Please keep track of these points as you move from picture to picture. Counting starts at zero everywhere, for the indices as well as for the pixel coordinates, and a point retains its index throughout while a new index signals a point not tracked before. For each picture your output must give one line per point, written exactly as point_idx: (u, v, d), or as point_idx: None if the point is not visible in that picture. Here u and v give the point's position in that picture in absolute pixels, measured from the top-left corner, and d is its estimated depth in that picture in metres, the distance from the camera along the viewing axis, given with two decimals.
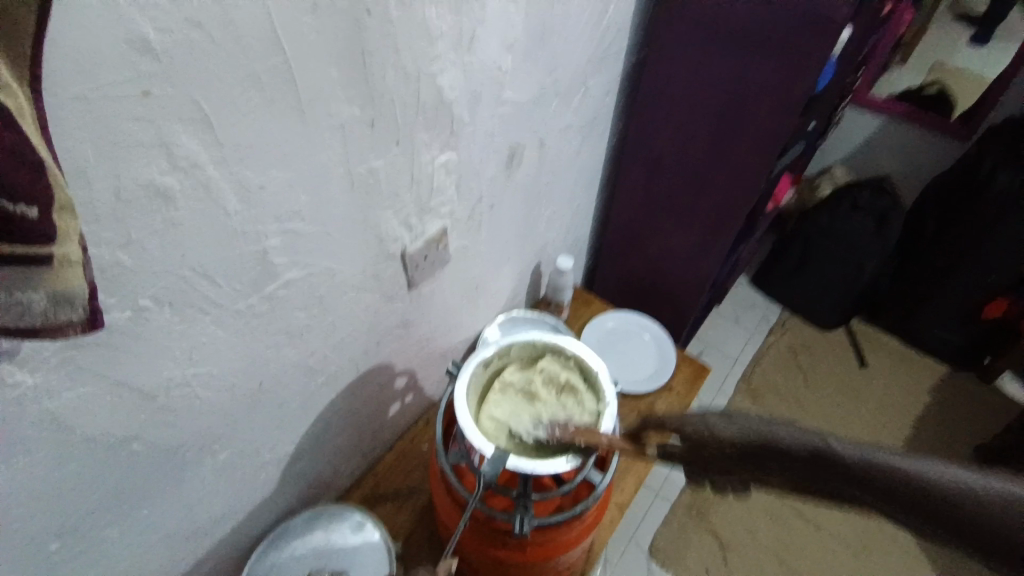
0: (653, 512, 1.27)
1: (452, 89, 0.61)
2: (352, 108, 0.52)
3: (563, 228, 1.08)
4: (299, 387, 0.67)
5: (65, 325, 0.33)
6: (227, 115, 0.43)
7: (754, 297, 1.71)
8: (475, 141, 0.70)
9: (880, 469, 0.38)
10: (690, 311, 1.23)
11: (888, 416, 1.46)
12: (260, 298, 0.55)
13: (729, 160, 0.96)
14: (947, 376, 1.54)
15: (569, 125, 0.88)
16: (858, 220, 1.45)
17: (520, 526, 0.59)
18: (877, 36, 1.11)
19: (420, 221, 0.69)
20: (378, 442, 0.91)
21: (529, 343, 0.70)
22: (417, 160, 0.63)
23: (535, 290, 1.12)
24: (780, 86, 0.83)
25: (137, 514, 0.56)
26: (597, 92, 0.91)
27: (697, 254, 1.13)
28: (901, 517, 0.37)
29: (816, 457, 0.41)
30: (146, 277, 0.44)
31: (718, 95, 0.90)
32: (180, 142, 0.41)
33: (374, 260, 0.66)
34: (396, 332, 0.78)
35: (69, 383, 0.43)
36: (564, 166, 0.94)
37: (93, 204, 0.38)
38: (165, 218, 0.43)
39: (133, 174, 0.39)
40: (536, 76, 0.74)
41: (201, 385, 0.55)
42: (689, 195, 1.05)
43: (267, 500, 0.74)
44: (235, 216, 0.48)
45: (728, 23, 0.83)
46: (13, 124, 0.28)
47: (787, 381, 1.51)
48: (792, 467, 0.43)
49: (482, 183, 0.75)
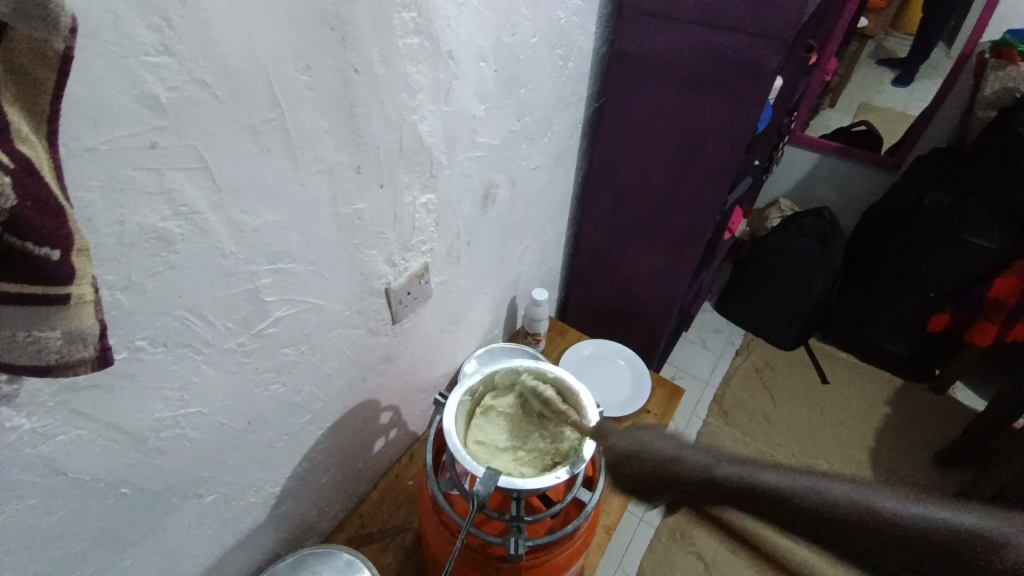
0: (637, 539, 1.28)
1: (431, 134, 0.66)
2: (340, 153, 0.55)
3: (535, 261, 1.13)
4: (286, 424, 0.68)
5: (77, 362, 0.35)
6: (224, 162, 0.46)
7: (719, 322, 1.79)
8: (453, 182, 0.74)
9: (787, 495, 0.39)
10: (660, 335, 1.28)
11: (851, 428, 1.53)
12: (251, 337, 0.57)
13: (685, 191, 1.03)
14: (903, 388, 1.63)
15: (538, 165, 0.94)
16: (806, 244, 1.55)
17: (514, 547, 0.60)
18: (808, 81, 1.24)
19: (402, 258, 0.72)
20: (362, 481, 0.90)
21: (512, 369, 0.73)
22: (399, 201, 0.66)
23: (511, 322, 1.15)
24: (726, 124, 0.92)
25: (121, 562, 0.55)
26: (562, 134, 0.98)
27: (662, 280, 1.19)
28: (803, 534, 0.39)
29: (752, 490, 0.41)
30: (144, 318, 0.46)
31: (672, 132, 0.98)
32: (181, 189, 0.44)
33: (359, 296, 0.68)
34: (380, 367, 0.80)
35: (64, 426, 0.43)
36: (535, 203, 1.00)
37: (98, 248, 0.40)
38: (164, 260, 0.45)
39: (137, 220, 0.42)
40: (507, 120, 0.79)
41: (191, 425, 0.55)
42: (652, 224, 1.12)
43: (252, 545, 0.73)
44: (229, 256, 0.50)
45: (676, 69, 0.91)
46: (39, 176, 0.30)
47: (755, 400, 1.57)
48: (732, 494, 0.42)
49: (459, 221, 0.80)
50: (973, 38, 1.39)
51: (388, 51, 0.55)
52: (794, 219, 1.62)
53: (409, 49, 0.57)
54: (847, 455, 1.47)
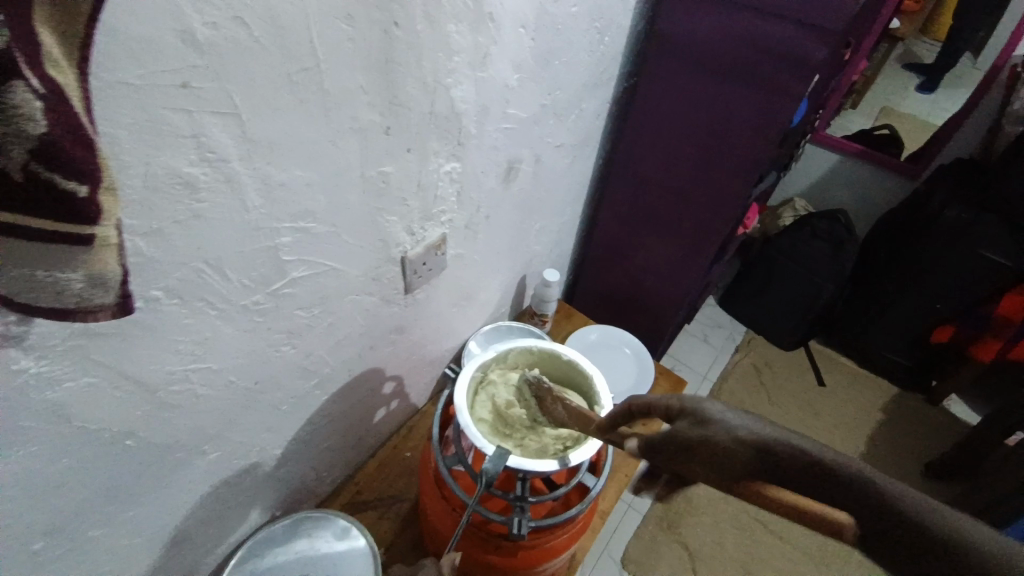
0: (625, 525, 1.29)
1: (464, 101, 0.63)
2: (372, 112, 0.53)
3: (549, 241, 1.11)
4: (293, 388, 0.66)
5: (97, 308, 0.33)
6: (256, 109, 0.43)
7: (721, 317, 1.78)
8: (479, 153, 0.72)
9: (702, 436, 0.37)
10: (666, 326, 1.27)
11: (844, 434, 1.54)
12: (267, 296, 0.55)
13: (708, 183, 1.01)
14: (897, 397, 1.64)
15: (563, 143, 0.92)
16: (818, 247, 1.54)
17: (517, 527, 0.60)
18: (839, 79, 1.21)
19: (422, 228, 0.70)
20: (361, 448, 0.90)
21: (525, 350, 0.72)
22: (426, 167, 0.64)
23: (520, 301, 1.14)
24: (760, 117, 0.88)
25: (123, 514, 0.54)
26: (590, 112, 0.95)
27: (675, 271, 1.17)
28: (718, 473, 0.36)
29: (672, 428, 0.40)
30: (163, 267, 0.44)
31: (701, 118, 0.95)
32: (212, 134, 0.41)
33: (377, 262, 0.66)
34: (390, 337, 0.78)
35: (74, 372, 0.42)
36: (555, 183, 0.97)
37: (124, 191, 0.38)
38: (189, 209, 0.43)
39: (165, 164, 0.39)
40: (538, 94, 0.77)
41: (201, 381, 0.54)
42: (672, 214, 1.09)
43: (252, 504, 0.73)
44: (253, 211, 0.48)
45: (714, 54, 0.88)
46: (69, 104, 0.28)
47: (751, 397, 1.58)
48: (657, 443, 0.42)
49: (481, 194, 0.77)
50: (1006, 48, 1.36)
51: (431, 9, 0.52)
52: (808, 219, 1.58)
53: (451, 9, 0.54)
54: None
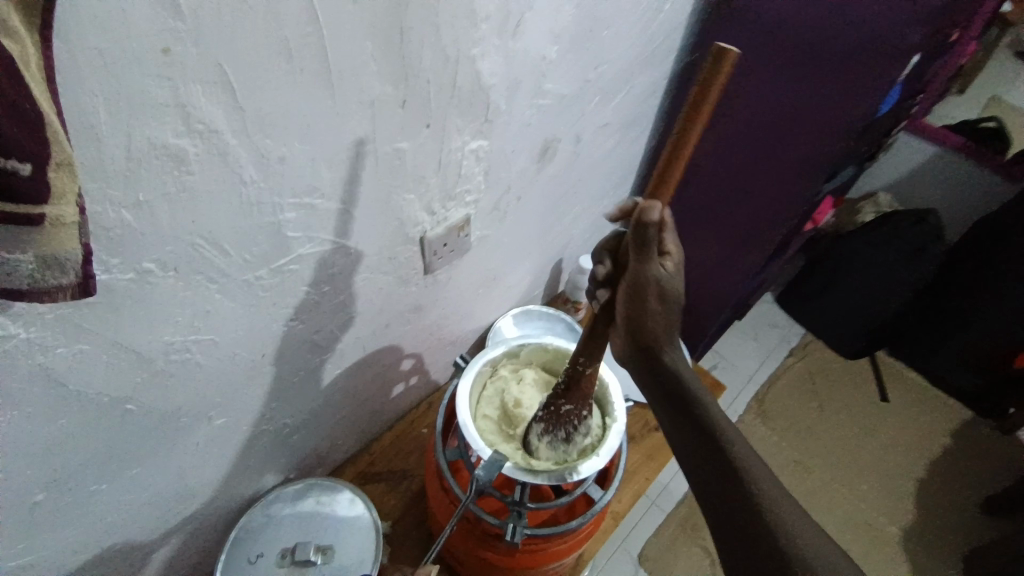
0: (645, 521, 1.25)
1: (492, 74, 0.58)
2: (384, 84, 0.49)
3: (590, 225, 1.04)
4: (302, 362, 0.66)
5: (55, 288, 0.32)
6: (250, 78, 0.40)
7: (778, 315, 1.65)
8: (509, 131, 0.66)
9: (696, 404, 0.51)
10: (708, 327, 1.19)
11: (901, 455, 1.41)
12: (270, 272, 0.53)
13: (766, 176, 0.91)
14: (968, 422, 1.49)
15: (610, 122, 0.84)
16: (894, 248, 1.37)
17: (511, 534, 0.57)
18: (942, 63, 1.05)
19: (443, 207, 0.66)
20: (378, 421, 0.90)
21: (541, 347, 0.68)
22: (447, 145, 0.60)
23: (554, 285, 1.09)
24: (834, 107, 0.78)
25: (127, 471, 0.56)
26: (642, 89, 0.86)
27: (722, 270, 1.08)
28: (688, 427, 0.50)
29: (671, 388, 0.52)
30: (154, 240, 0.43)
31: (764, 103, 0.85)
32: (198, 104, 0.39)
33: (392, 242, 0.64)
34: (407, 316, 0.76)
35: (65, 339, 0.42)
36: (598, 163, 0.90)
37: (102, 161, 0.36)
38: (177, 181, 0.41)
39: (147, 135, 0.37)
40: (582, 68, 0.70)
41: (202, 353, 0.53)
42: (723, 209, 1.00)
43: (262, 467, 0.74)
44: (250, 185, 0.46)
45: (788, 29, 0.79)
46: (19, 76, 0.26)
47: (800, 405, 1.47)
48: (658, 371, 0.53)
49: (512, 174, 0.72)
50: None
51: None
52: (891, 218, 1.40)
53: None
54: (887, 481, 1.37)
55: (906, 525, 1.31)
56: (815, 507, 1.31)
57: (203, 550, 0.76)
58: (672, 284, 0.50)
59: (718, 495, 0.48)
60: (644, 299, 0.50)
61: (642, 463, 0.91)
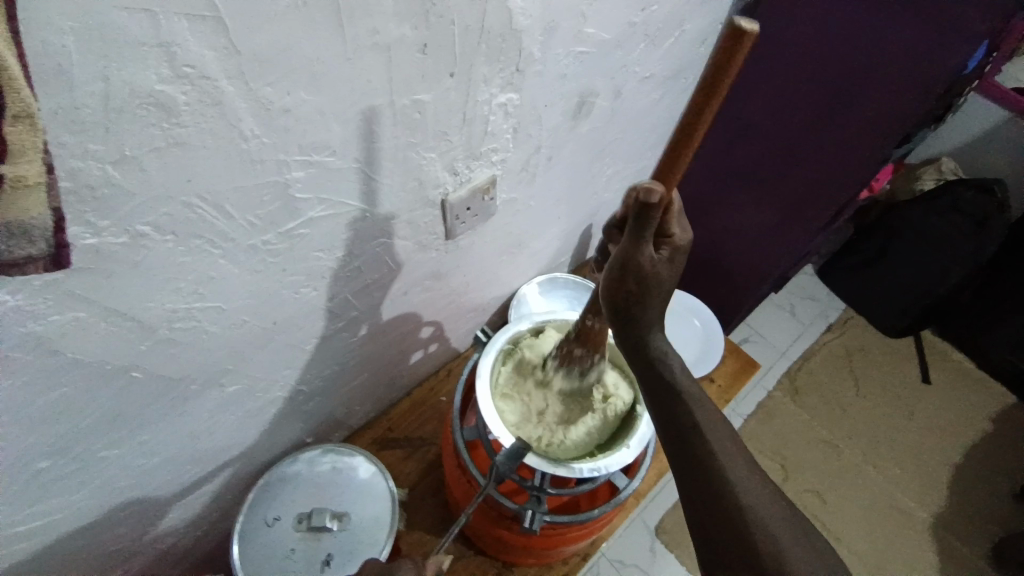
0: (664, 494, 1.23)
1: (525, 15, 0.51)
2: (402, 25, 0.43)
3: (625, 188, 0.97)
4: (317, 329, 0.63)
5: (26, 260, 0.28)
6: (246, 15, 0.35)
7: (818, 288, 1.57)
8: (543, 82, 0.59)
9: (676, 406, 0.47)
10: (746, 300, 1.12)
11: (938, 439, 1.35)
12: (279, 236, 0.49)
13: (827, 143, 0.82)
14: (1013, 408, 1.41)
15: (655, 73, 0.76)
16: (957, 221, 1.26)
17: (529, 520, 0.55)
18: None
19: (466, 167, 0.60)
20: (396, 387, 0.87)
21: (567, 324, 0.64)
22: (473, 97, 0.54)
23: (582, 251, 1.03)
24: (915, 60, 0.68)
25: (137, 436, 0.54)
26: (692, 35, 0.77)
27: (769, 240, 0.99)
28: (662, 427, 0.48)
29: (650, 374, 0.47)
30: (147, 200, 0.38)
31: (842, 54, 0.75)
32: (184, 44, 0.33)
33: (411, 204, 0.59)
34: (427, 283, 0.72)
35: (57, 306, 0.39)
36: (639, 120, 0.82)
37: (77, 110, 0.32)
38: (167, 134, 0.36)
39: (127, 79, 0.32)
40: (628, 8, 0.61)
41: (208, 320, 0.50)
42: (776, 172, 0.91)
43: (277, 431, 0.73)
44: (251, 140, 0.41)
45: None
46: None
47: (834, 382, 1.41)
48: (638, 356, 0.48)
49: (543, 130, 0.65)
50: None
51: None
52: (953, 184, 1.27)
53: None
54: (920, 464, 1.32)
55: (936, 510, 1.26)
56: (842, 486, 1.27)
57: (221, 510, 0.76)
58: (659, 276, 0.44)
59: (696, 509, 0.46)
60: (623, 285, 0.44)
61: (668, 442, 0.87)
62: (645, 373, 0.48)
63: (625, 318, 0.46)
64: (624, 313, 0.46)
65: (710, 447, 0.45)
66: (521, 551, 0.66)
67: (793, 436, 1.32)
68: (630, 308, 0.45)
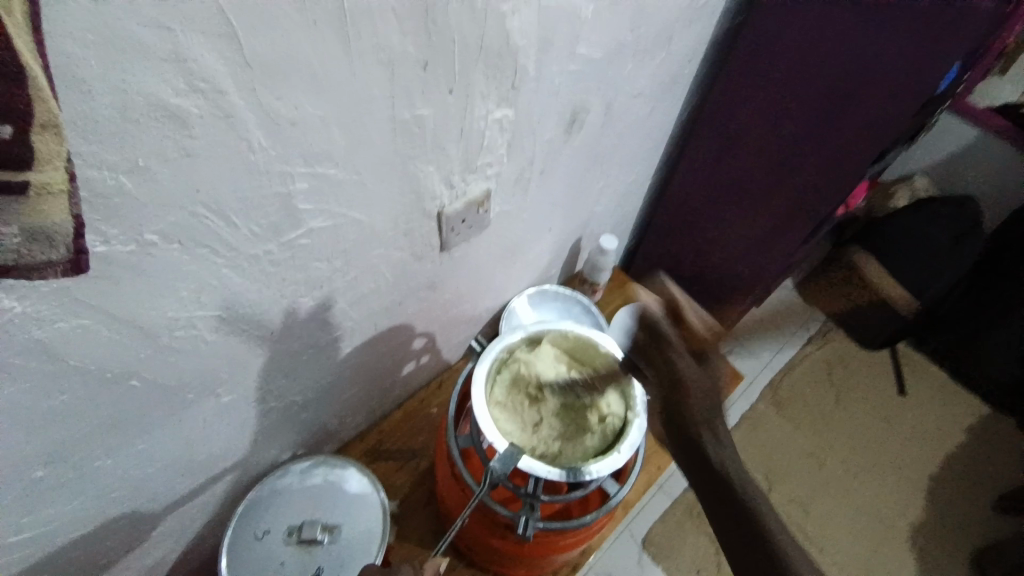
0: (652, 505, 1.24)
1: (522, 34, 0.53)
2: (406, 41, 0.45)
3: (613, 202, 1.00)
4: (313, 339, 0.63)
5: (45, 265, 0.29)
6: (259, 32, 0.36)
7: (798, 301, 1.61)
8: (538, 98, 0.62)
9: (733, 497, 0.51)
10: (737, 305, 1.15)
11: (916, 449, 1.39)
12: (281, 245, 0.50)
13: (816, 155, 0.85)
14: (986, 418, 1.46)
15: (642, 92, 0.79)
16: (935, 235, 1.32)
17: (523, 526, 0.56)
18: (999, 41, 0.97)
19: (462, 180, 0.62)
20: (387, 398, 0.88)
21: (560, 334, 0.65)
22: (471, 112, 0.56)
23: (571, 264, 1.06)
24: (900, 76, 0.72)
25: (132, 446, 0.54)
26: (678, 57, 0.81)
27: (758, 249, 1.02)
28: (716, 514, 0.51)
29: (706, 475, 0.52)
30: (156, 209, 0.39)
31: (827, 73, 0.78)
32: (200, 59, 0.35)
33: (409, 216, 0.60)
34: (422, 293, 0.73)
35: (63, 312, 0.40)
36: (628, 135, 0.85)
37: (95, 120, 0.33)
38: (179, 145, 0.37)
39: (143, 90, 0.33)
40: (618, 30, 0.64)
41: (208, 328, 0.51)
42: (764, 184, 0.94)
43: (270, 442, 0.72)
44: (258, 152, 0.42)
45: None
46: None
47: (816, 394, 1.44)
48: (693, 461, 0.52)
49: (537, 145, 0.68)
50: None
51: None
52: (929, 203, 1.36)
53: None
54: (899, 474, 1.35)
55: (915, 519, 1.29)
56: (825, 496, 1.30)
57: (211, 522, 0.75)
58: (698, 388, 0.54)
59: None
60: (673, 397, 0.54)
61: (655, 452, 0.89)
62: (701, 475, 0.52)
63: (681, 433, 0.53)
64: (680, 426, 0.53)
65: (764, 521, 0.50)
66: (512, 562, 0.66)
67: (777, 447, 1.35)
68: (685, 422, 0.53)
